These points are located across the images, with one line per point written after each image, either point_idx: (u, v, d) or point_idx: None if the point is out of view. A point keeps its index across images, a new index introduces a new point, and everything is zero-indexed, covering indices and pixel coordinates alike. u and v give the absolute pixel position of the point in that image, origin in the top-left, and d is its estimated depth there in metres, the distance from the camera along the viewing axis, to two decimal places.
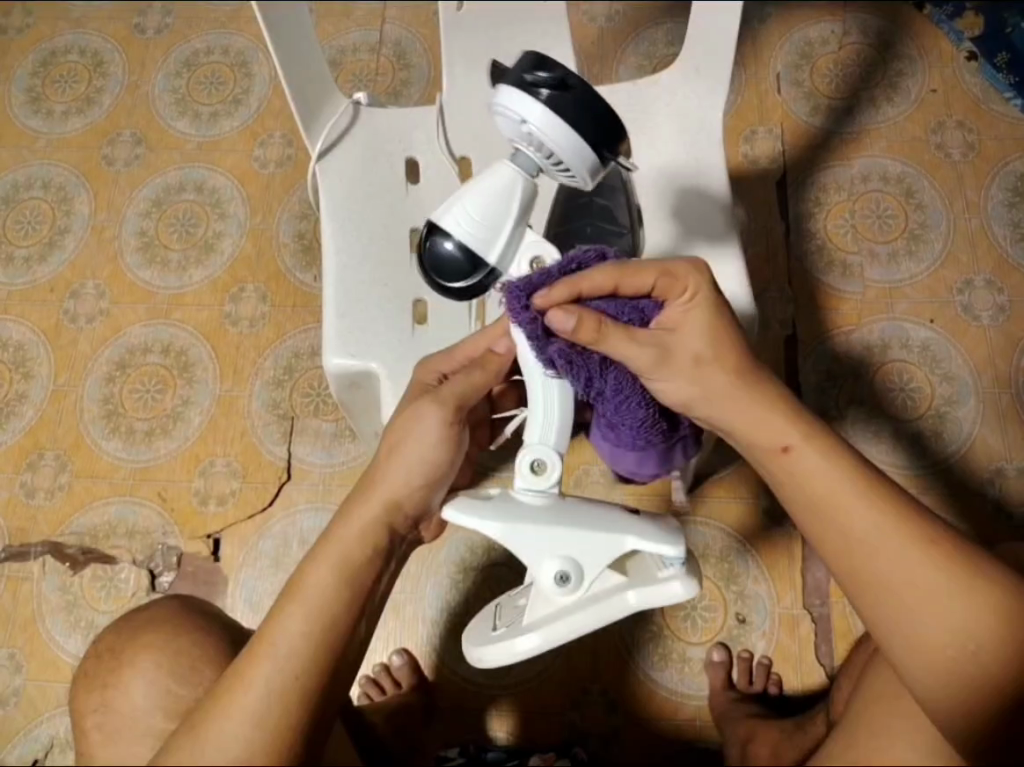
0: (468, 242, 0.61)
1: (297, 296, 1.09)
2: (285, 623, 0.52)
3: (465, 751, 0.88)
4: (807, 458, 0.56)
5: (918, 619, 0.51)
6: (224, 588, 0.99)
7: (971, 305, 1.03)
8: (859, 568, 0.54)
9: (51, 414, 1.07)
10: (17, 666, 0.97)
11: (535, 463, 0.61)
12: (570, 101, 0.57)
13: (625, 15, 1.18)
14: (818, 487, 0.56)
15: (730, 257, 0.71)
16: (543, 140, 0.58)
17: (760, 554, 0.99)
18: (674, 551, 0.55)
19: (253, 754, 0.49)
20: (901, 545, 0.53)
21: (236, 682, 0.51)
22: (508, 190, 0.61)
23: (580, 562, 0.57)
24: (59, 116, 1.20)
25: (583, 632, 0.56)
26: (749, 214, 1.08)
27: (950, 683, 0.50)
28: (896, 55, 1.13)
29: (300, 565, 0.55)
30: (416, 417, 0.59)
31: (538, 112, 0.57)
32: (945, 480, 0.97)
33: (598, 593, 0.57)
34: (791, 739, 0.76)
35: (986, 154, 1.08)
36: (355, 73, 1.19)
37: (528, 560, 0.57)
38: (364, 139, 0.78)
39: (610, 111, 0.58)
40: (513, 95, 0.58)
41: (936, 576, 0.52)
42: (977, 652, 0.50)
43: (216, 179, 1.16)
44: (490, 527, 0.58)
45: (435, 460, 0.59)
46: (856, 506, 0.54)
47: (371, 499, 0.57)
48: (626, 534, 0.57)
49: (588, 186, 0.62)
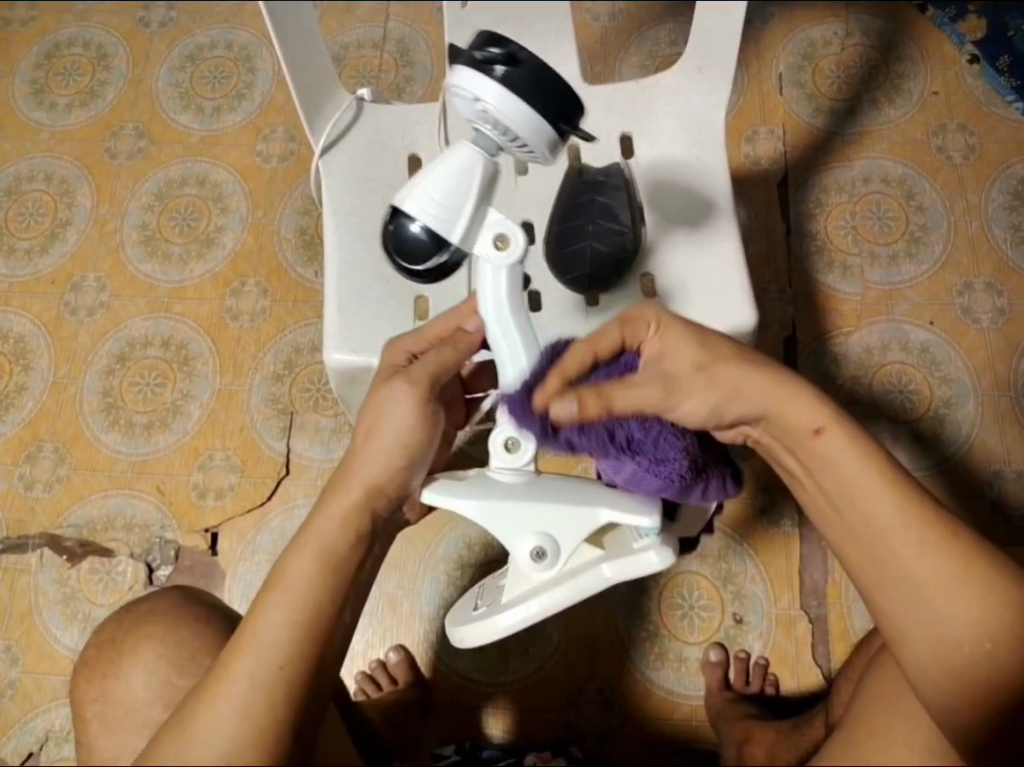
0: (431, 222, 0.60)
1: (298, 291, 1.09)
2: (268, 616, 0.51)
3: (461, 747, 0.91)
4: (828, 448, 0.54)
5: (936, 611, 0.51)
6: (222, 582, 0.99)
7: (971, 308, 1.03)
8: (876, 551, 0.53)
9: (51, 406, 1.07)
10: (14, 658, 0.97)
11: (508, 441, 0.62)
12: (512, 72, 0.56)
13: (628, 15, 1.19)
14: (838, 473, 0.54)
15: (732, 262, 0.72)
16: (493, 114, 0.56)
17: (757, 554, 0.99)
18: (648, 522, 0.58)
19: (240, 750, 0.49)
20: (920, 533, 0.52)
21: (222, 676, 0.50)
22: (466, 171, 0.59)
23: (555, 538, 0.59)
24: (62, 109, 1.21)
25: (561, 604, 0.58)
26: (749, 214, 1.08)
27: (956, 677, 0.50)
28: (898, 56, 1.14)
29: (279, 561, 0.54)
30: (392, 395, 0.59)
31: (481, 84, 0.56)
32: (940, 482, 0.97)
33: (575, 570, 0.59)
34: (788, 739, 0.77)
35: (987, 156, 1.08)
36: (359, 69, 1.20)
37: (506, 537, 0.60)
38: (367, 134, 0.78)
39: (556, 80, 0.57)
40: (457, 71, 0.57)
41: (955, 567, 0.51)
42: (993, 647, 0.50)
43: (218, 173, 1.16)
44: (470, 508, 0.60)
45: (413, 439, 0.59)
46: (877, 494, 0.53)
47: (347, 485, 0.56)
48: (599, 509, 0.59)
49: (548, 162, 0.60)
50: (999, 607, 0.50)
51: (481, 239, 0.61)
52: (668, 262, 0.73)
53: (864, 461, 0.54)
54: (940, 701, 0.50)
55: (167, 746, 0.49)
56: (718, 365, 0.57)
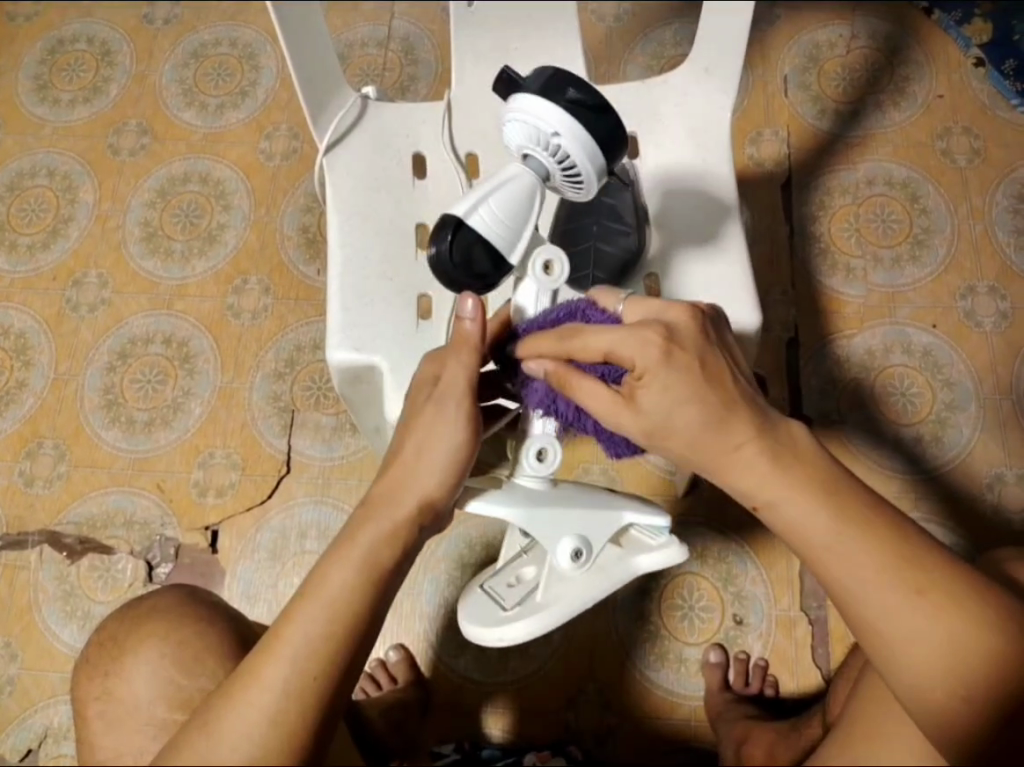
0: (491, 239, 0.60)
1: (300, 288, 1.09)
2: (306, 626, 0.51)
3: (460, 748, 0.91)
4: (785, 509, 0.52)
5: (911, 660, 0.49)
6: (222, 579, 0.99)
7: (973, 311, 1.03)
8: (851, 598, 0.51)
9: (51, 402, 1.07)
10: (12, 654, 0.97)
11: (540, 450, 0.63)
12: (589, 109, 0.58)
13: (633, 15, 1.19)
14: (801, 530, 0.52)
15: (733, 263, 0.71)
16: (566, 148, 0.58)
17: (758, 556, 0.99)
18: (666, 521, 0.62)
19: (266, 758, 0.49)
20: (892, 581, 0.50)
21: (249, 680, 0.50)
22: (525, 194, 0.60)
23: (589, 537, 0.61)
24: (65, 105, 1.20)
25: (597, 596, 0.62)
26: (753, 216, 1.08)
27: (936, 722, 0.48)
28: (903, 59, 1.14)
29: (320, 570, 0.54)
30: (442, 414, 0.57)
31: (562, 118, 0.57)
32: (941, 486, 0.97)
33: (604, 563, 0.62)
34: (787, 739, 0.77)
35: (991, 160, 1.08)
36: (363, 67, 1.19)
37: (543, 538, 0.61)
38: (371, 132, 0.78)
39: (620, 120, 0.60)
40: (531, 101, 0.58)
41: (931, 611, 0.49)
42: (967, 696, 0.48)
43: (220, 170, 1.16)
44: (516, 512, 0.60)
45: (463, 456, 0.57)
46: (842, 547, 0.51)
47: (399, 506, 0.56)
48: (622, 509, 0.62)
49: (591, 196, 0.63)
50: (978, 651, 0.48)
51: (528, 261, 0.62)
52: (670, 265, 0.72)
53: (831, 515, 0.51)
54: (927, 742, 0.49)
55: (191, 751, 0.49)
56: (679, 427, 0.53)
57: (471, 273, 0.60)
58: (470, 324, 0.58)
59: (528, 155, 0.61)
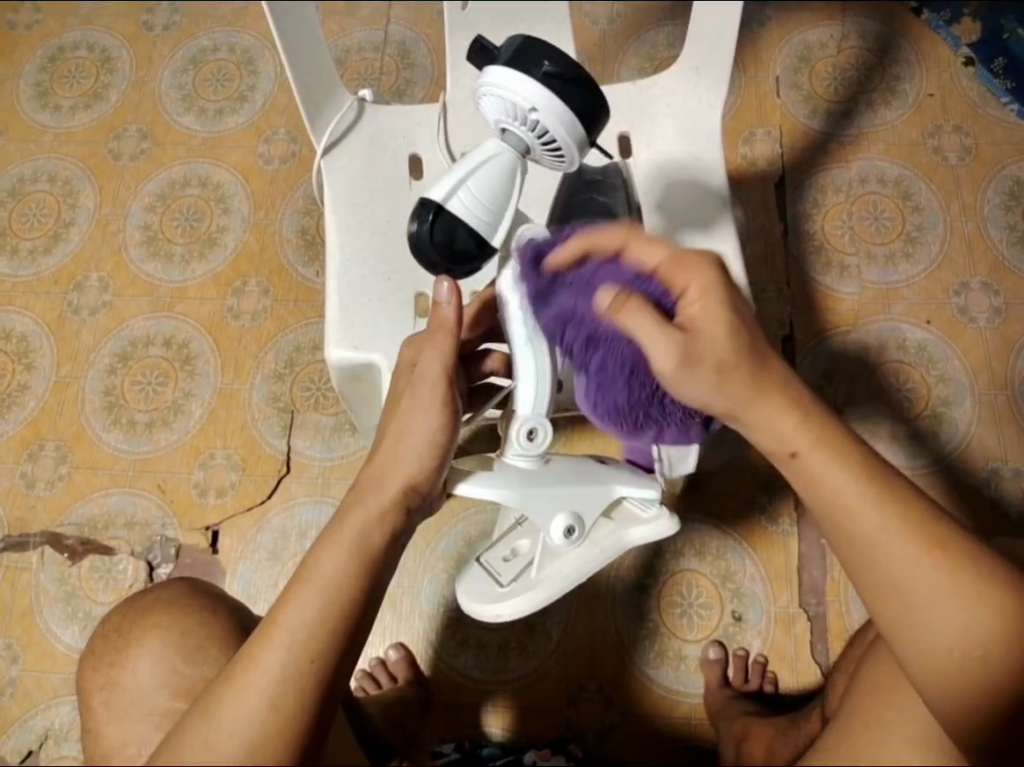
0: (475, 221, 0.61)
1: (300, 290, 1.10)
2: (301, 609, 0.52)
3: (460, 746, 0.91)
4: (815, 462, 0.53)
5: (931, 623, 0.50)
6: (223, 579, 0.99)
7: (966, 307, 1.03)
8: (877, 564, 0.51)
9: (53, 405, 1.07)
10: (14, 656, 0.97)
11: (529, 431, 0.63)
12: (566, 84, 0.58)
13: (626, 18, 1.20)
14: (830, 494, 0.52)
15: (726, 256, 0.72)
16: (544, 123, 0.59)
17: (755, 550, 0.99)
18: (654, 493, 0.64)
19: (265, 740, 0.49)
20: (917, 551, 0.50)
21: (249, 664, 0.51)
22: (507, 174, 0.62)
23: (582, 513, 0.63)
24: (66, 111, 1.22)
25: (590, 568, 0.64)
26: (747, 215, 1.09)
27: (955, 683, 0.49)
28: (894, 58, 1.15)
29: (310, 553, 0.55)
30: (420, 400, 0.59)
31: (541, 95, 0.58)
32: (939, 480, 0.97)
33: (596, 537, 0.65)
34: (786, 734, 0.78)
35: (982, 157, 1.09)
36: (360, 72, 1.21)
37: (537, 518, 0.62)
38: (368, 135, 0.79)
39: (598, 91, 0.60)
40: (505, 74, 0.58)
41: (951, 583, 0.50)
42: (982, 655, 0.49)
43: (220, 174, 1.17)
44: (509, 496, 0.61)
45: (442, 437, 0.59)
46: (870, 511, 0.51)
47: (383, 483, 0.57)
48: (614, 483, 0.64)
49: (569, 167, 0.64)
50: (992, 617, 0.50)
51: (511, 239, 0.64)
52: None
53: (853, 474, 0.52)
54: (947, 708, 0.50)
55: (190, 734, 0.50)
56: (732, 371, 0.53)
57: (466, 256, 0.62)
58: (447, 308, 0.61)
59: (506, 130, 0.62)
